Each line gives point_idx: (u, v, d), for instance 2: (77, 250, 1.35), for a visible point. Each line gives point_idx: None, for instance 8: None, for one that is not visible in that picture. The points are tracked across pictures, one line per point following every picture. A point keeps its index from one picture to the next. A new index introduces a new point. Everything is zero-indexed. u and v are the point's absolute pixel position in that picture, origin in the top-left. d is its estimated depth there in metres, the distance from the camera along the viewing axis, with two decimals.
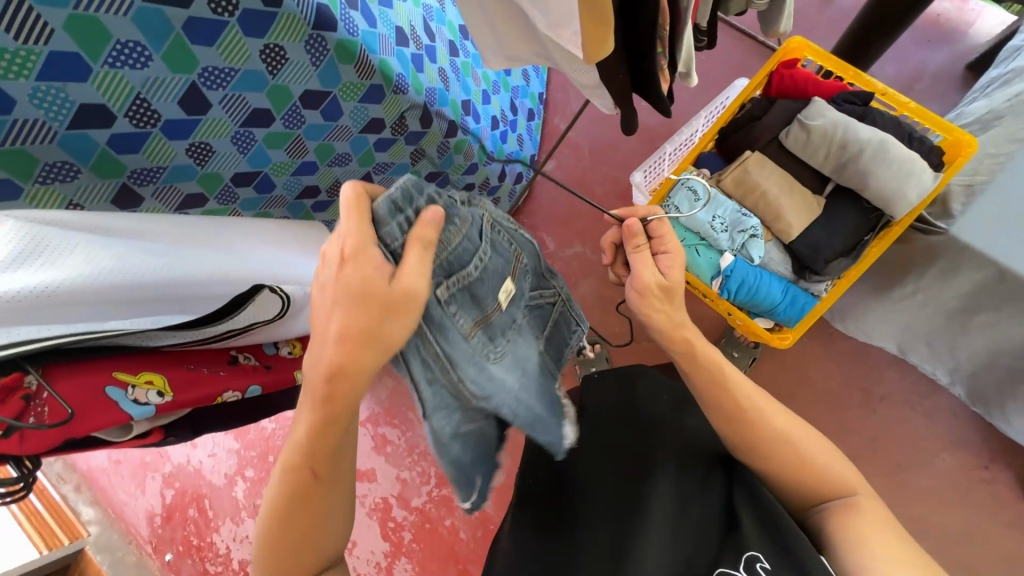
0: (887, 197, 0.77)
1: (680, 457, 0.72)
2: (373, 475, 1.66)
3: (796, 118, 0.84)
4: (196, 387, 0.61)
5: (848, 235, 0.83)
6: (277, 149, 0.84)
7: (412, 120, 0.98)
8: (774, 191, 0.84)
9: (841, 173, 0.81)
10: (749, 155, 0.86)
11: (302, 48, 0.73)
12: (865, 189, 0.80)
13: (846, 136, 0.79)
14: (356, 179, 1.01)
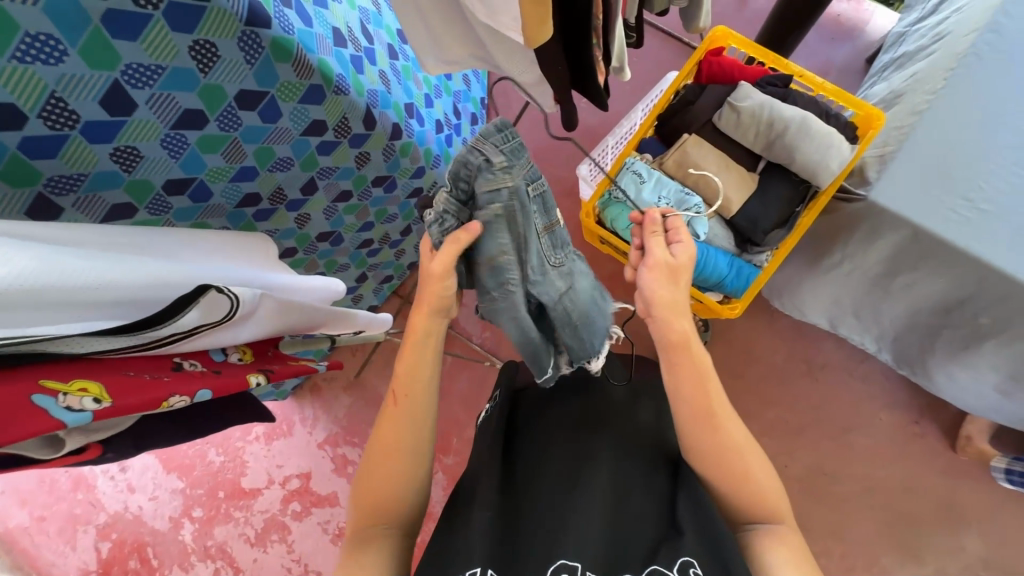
0: (811, 169, 0.84)
1: (626, 446, 0.73)
2: (335, 499, 1.62)
3: (726, 101, 0.89)
4: (137, 392, 0.53)
5: (781, 208, 0.89)
6: (212, 153, 0.80)
7: (355, 121, 0.96)
8: (712, 169, 0.88)
9: (770, 150, 0.87)
10: (687, 137, 0.91)
11: (235, 45, 0.71)
12: (792, 163, 0.86)
13: (772, 114, 0.85)
14: (299, 183, 0.98)
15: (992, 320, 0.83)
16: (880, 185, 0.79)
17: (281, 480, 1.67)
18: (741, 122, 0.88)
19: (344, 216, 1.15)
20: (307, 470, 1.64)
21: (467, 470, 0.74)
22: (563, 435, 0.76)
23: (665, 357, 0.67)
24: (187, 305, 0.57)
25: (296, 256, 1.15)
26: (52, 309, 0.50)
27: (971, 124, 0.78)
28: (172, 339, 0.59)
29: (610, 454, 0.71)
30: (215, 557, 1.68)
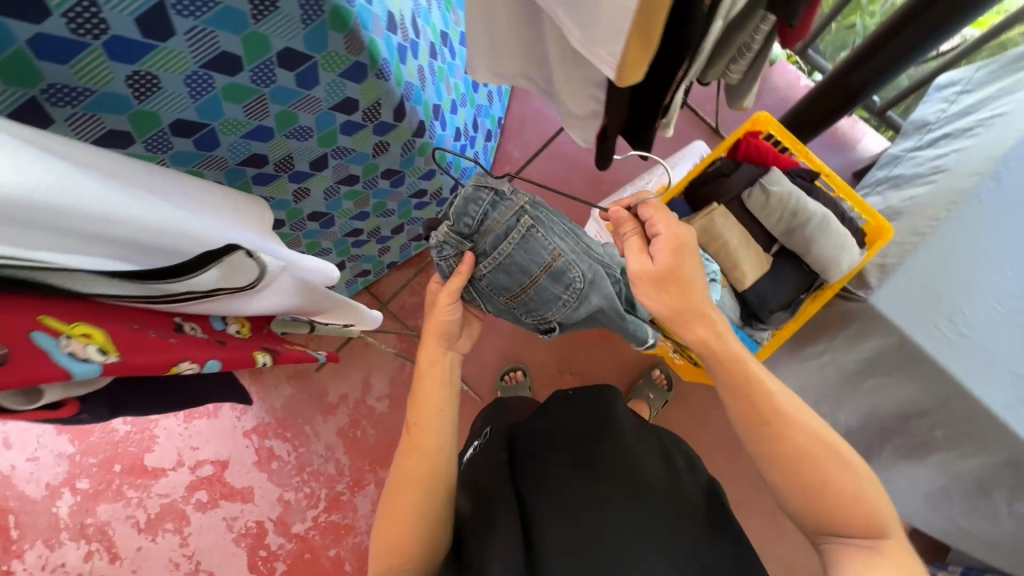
0: (824, 263, 0.88)
1: (645, 495, 0.71)
2: (249, 495, 1.49)
3: (758, 182, 0.91)
4: (149, 351, 0.48)
5: (789, 291, 0.93)
6: (234, 104, 0.74)
7: (386, 110, 0.93)
8: (734, 242, 0.91)
9: (789, 237, 0.90)
10: (716, 206, 0.92)
11: (296, 3, 0.66)
12: (806, 254, 0.90)
13: (799, 205, 0.88)
14: (310, 157, 0.93)
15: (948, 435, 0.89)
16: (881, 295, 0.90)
17: (191, 464, 1.51)
18: (768, 204, 0.90)
19: (343, 200, 1.10)
20: (225, 458, 1.50)
21: (473, 524, 0.71)
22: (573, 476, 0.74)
23: (723, 375, 0.69)
24: (211, 263, 0.54)
25: (283, 230, 1.08)
26: (60, 234, 0.44)
27: (970, 256, 0.86)
28: (186, 296, 0.56)
29: (627, 494, 0.70)
30: (91, 537, 1.50)
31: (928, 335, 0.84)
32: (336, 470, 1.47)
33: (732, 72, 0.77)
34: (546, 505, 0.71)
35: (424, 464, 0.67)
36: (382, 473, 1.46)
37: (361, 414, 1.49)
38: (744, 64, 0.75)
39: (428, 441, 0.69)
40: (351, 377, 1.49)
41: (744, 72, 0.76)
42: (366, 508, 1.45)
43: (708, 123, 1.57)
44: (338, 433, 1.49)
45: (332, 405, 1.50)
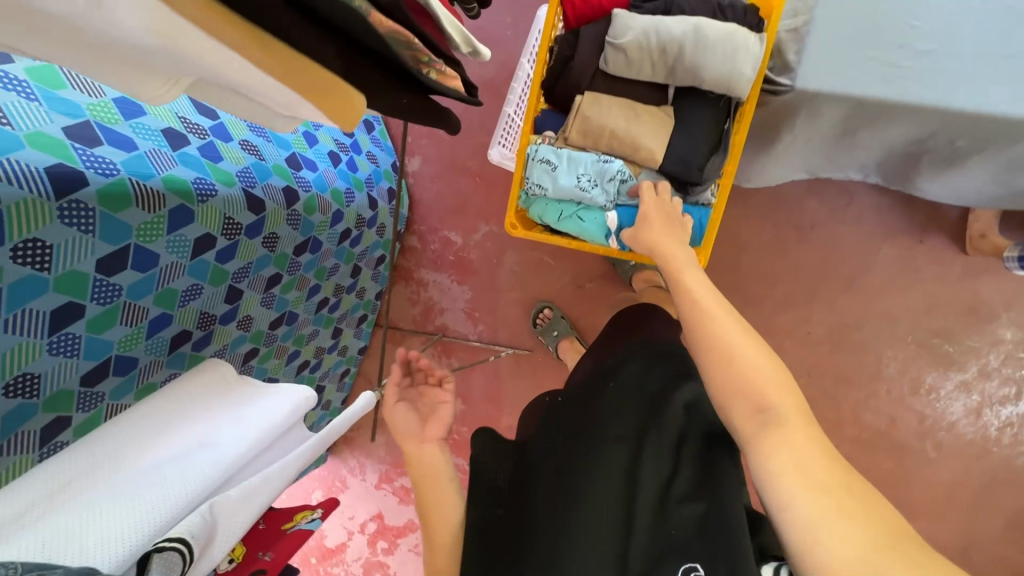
0: (724, 82, 0.78)
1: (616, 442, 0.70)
2: (414, 524, 1.68)
3: (606, 42, 0.81)
4: None
5: (709, 131, 0.84)
6: (111, 328, 0.73)
7: (242, 213, 0.87)
8: (621, 124, 0.83)
9: (673, 77, 0.81)
10: (581, 100, 0.84)
11: (61, 225, 0.62)
12: (701, 82, 0.80)
13: (661, 39, 0.77)
14: (221, 297, 0.91)
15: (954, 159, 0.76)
16: (805, 72, 0.73)
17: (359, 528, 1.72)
18: (631, 60, 0.81)
19: (286, 295, 1.08)
20: (376, 511, 1.70)
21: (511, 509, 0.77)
22: (551, 470, 0.74)
23: None
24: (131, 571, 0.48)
25: (261, 353, 1.09)
26: None
27: None
28: None
29: (592, 458, 0.70)
30: None
31: (872, 81, 0.70)
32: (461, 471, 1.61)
33: None
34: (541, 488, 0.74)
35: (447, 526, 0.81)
36: None
37: None
38: None
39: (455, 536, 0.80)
40: None
41: None
42: None
43: None
44: None
45: None
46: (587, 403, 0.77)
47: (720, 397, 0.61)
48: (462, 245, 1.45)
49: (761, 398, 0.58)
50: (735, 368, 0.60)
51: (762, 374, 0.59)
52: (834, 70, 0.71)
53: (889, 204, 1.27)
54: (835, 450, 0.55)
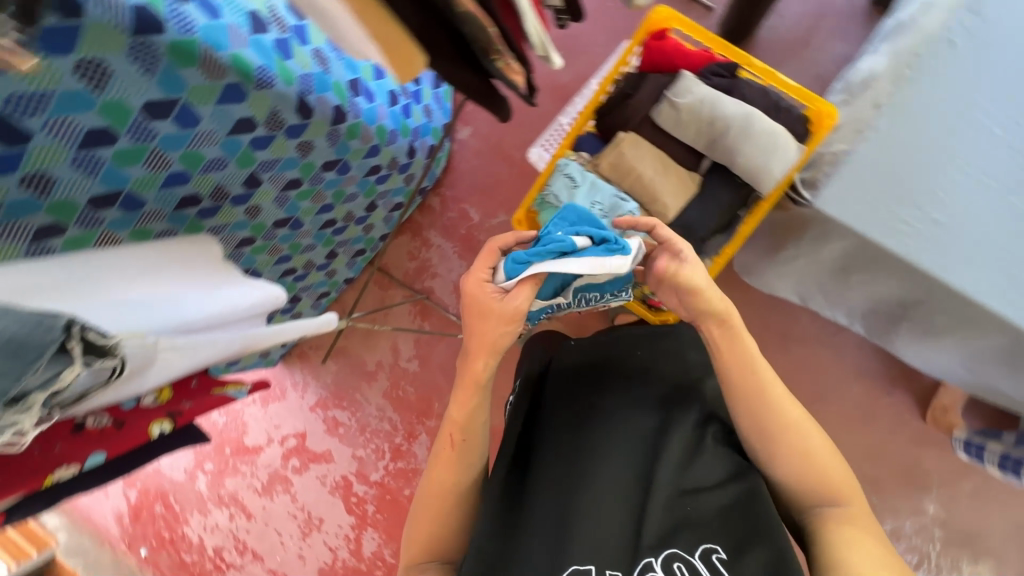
0: (754, 171, 0.84)
1: (645, 410, 0.82)
2: (330, 456, 1.73)
3: (666, 96, 0.88)
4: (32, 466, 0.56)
5: (723, 212, 0.88)
6: (134, 166, 0.78)
7: (289, 113, 0.92)
8: (649, 172, 0.87)
9: (711, 149, 0.87)
10: (624, 136, 0.90)
11: (126, 58, 0.67)
12: (733, 165, 0.86)
13: (713, 112, 0.85)
14: (240, 180, 0.96)
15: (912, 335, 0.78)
16: (826, 194, 0.74)
17: (280, 439, 1.78)
18: (681, 119, 0.87)
19: (299, 202, 1.13)
20: (301, 430, 1.75)
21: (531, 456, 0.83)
22: (570, 420, 0.84)
23: None
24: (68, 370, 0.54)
25: (255, 244, 1.14)
26: None
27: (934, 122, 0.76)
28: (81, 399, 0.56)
29: (622, 423, 0.81)
30: (229, 504, 1.86)
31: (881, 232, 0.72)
32: (391, 426, 1.65)
33: None
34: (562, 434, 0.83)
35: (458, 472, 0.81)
36: (430, 423, 1.62)
37: (398, 375, 1.63)
38: None
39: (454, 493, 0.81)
40: (381, 344, 1.63)
41: None
42: (424, 453, 1.64)
43: None
44: (384, 395, 1.65)
45: (372, 372, 1.65)
46: (615, 371, 0.87)
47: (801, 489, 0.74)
48: (477, 223, 1.49)
49: (814, 484, 0.73)
50: (808, 451, 0.73)
51: (832, 465, 0.73)
52: (852, 200, 0.73)
53: (871, 347, 1.31)
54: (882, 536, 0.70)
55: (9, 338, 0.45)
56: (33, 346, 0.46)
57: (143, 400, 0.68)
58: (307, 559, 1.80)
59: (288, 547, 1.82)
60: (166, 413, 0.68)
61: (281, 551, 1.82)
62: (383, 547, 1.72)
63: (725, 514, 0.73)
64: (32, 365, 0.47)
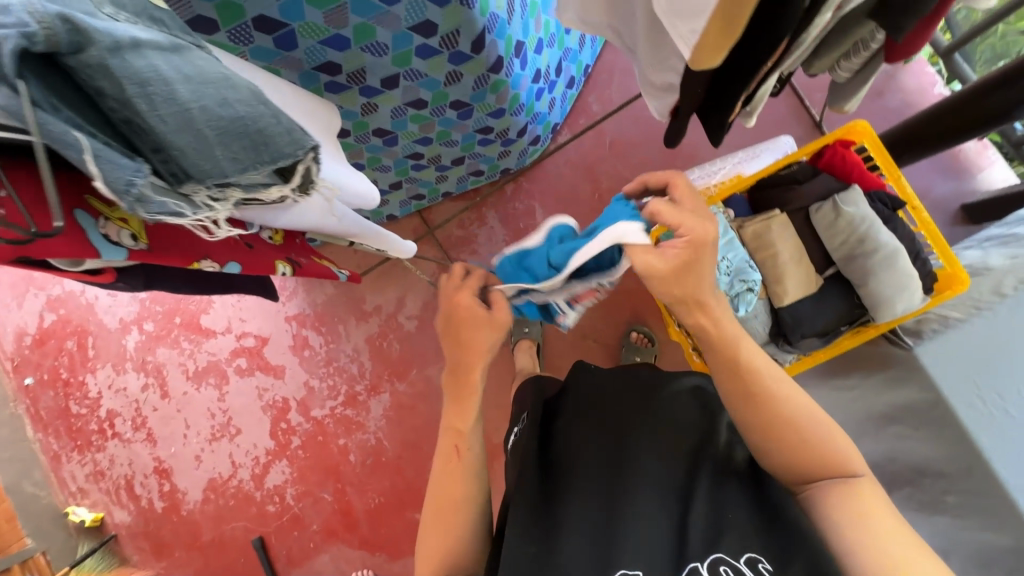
0: (877, 300, 0.71)
1: (659, 460, 0.71)
2: (281, 373, 1.64)
3: (832, 195, 0.73)
4: (173, 244, 0.52)
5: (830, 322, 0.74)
6: (316, 9, 0.75)
7: (465, 39, 0.90)
8: (786, 257, 0.74)
9: (848, 264, 0.73)
10: (777, 213, 0.75)
11: None
12: (862, 286, 0.73)
13: (871, 231, 0.71)
14: (383, 74, 0.93)
15: (919, 500, 0.83)
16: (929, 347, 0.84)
17: (237, 333, 1.67)
18: (835, 224, 0.73)
19: (409, 122, 1.10)
20: (265, 335, 1.65)
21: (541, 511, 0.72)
22: (586, 468, 0.75)
23: None
24: None
25: (347, 139, 1.10)
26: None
27: None
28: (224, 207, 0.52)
29: (638, 466, 0.71)
30: (148, 373, 1.71)
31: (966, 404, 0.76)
32: (358, 371, 1.59)
33: (841, 69, 0.69)
34: (572, 491, 0.73)
35: (461, 486, 0.75)
36: (398, 386, 1.57)
37: (391, 327, 1.58)
38: (857, 62, 0.66)
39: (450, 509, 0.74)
40: (389, 290, 1.57)
41: (854, 73, 0.68)
42: (378, 412, 1.57)
43: (811, 114, 1.37)
44: (366, 339, 1.59)
45: (367, 312, 1.59)
46: (633, 419, 0.79)
47: (791, 473, 0.64)
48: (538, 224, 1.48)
49: (796, 462, 0.63)
50: (780, 426, 0.63)
51: (813, 428, 0.62)
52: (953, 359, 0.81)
53: None
54: (895, 506, 0.58)
55: (261, 130, 0.44)
56: (273, 148, 0.45)
57: (262, 235, 0.66)
58: (203, 463, 1.67)
59: (189, 443, 1.68)
60: (287, 256, 0.68)
61: (181, 443, 1.69)
62: (288, 485, 1.61)
63: (776, 552, 0.59)
64: (261, 165, 0.45)
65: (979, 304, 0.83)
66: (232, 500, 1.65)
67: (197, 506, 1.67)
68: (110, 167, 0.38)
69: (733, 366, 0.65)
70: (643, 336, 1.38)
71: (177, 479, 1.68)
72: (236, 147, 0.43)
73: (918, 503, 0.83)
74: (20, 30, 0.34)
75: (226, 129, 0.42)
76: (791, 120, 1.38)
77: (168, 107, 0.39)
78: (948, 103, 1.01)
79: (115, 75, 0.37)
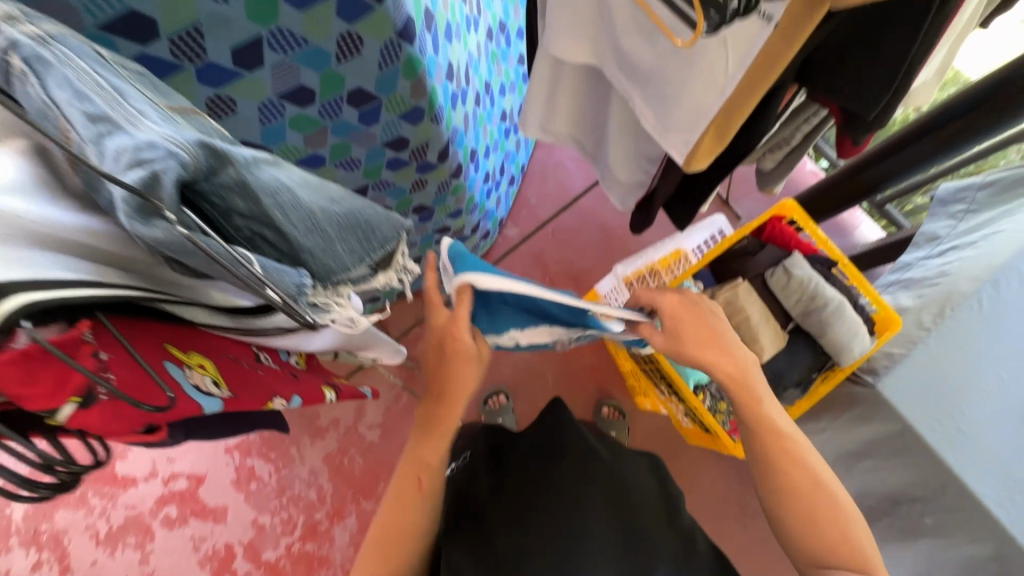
0: (836, 347, 0.82)
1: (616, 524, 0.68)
2: (222, 515, 1.42)
3: (781, 262, 0.85)
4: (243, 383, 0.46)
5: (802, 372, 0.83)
6: (298, 132, 0.76)
7: (432, 151, 0.96)
8: (756, 317, 0.83)
9: (805, 318, 0.84)
10: (740, 280, 0.85)
11: (378, 52, 0.70)
12: (821, 336, 0.83)
13: (818, 288, 0.82)
14: (352, 187, 0.94)
15: (900, 526, 0.94)
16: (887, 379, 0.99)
17: (165, 477, 1.44)
18: (788, 285, 0.85)
19: None
20: (201, 473, 1.45)
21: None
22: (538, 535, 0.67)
23: None
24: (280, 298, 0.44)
25: None
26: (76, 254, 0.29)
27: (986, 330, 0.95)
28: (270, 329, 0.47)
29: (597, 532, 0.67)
30: (42, 546, 1.40)
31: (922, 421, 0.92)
32: (317, 497, 1.43)
33: (766, 159, 0.84)
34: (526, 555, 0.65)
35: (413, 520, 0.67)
36: (365, 505, 1.42)
37: (351, 440, 1.46)
38: (780, 154, 0.81)
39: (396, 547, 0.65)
40: (345, 400, 1.47)
41: (777, 162, 0.83)
42: (344, 541, 1.40)
43: (719, 193, 1.59)
44: (324, 458, 1.45)
45: (323, 428, 1.47)
46: (589, 479, 0.76)
47: (799, 551, 0.64)
48: None
49: (803, 544, 0.63)
50: (820, 523, 0.62)
51: (832, 535, 0.61)
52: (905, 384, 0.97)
53: None
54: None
55: (367, 220, 0.42)
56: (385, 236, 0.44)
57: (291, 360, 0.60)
58: None
59: None
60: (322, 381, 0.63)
61: None
62: None
63: None
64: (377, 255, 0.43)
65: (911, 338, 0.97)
66: None
67: None
68: (274, 284, 0.36)
69: (771, 433, 0.67)
70: (614, 410, 1.41)
71: None
72: (358, 241, 0.41)
73: (899, 530, 0.95)
74: (176, 157, 0.30)
75: (345, 224, 0.41)
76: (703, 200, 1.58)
77: (309, 218, 0.37)
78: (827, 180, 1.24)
79: (252, 192, 0.34)
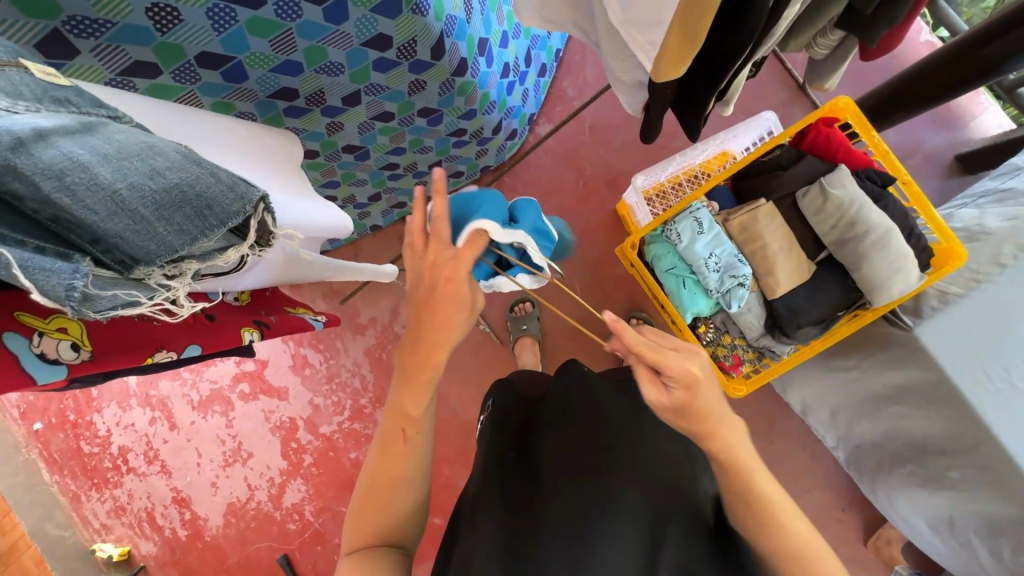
0: (870, 285, 0.70)
1: (646, 491, 0.62)
2: (285, 394, 1.63)
3: (818, 179, 0.73)
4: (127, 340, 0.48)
5: (825, 309, 0.75)
6: (260, 37, 0.71)
7: (423, 47, 0.86)
8: (775, 245, 0.75)
9: (838, 248, 0.72)
10: (762, 202, 0.76)
11: None
12: (854, 271, 0.72)
13: (858, 215, 0.70)
14: (342, 92, 0.89)
15: (924, 474, 0.86)
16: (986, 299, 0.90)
17: (237, 359, 1.66)
18: (823, 209, 0.73)
19: (378, 136, 1.06)
20: (264, 357, 1.64)
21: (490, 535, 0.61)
22: (572, 480, 0.64)
23: None
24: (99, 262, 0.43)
25: (316, 160, 1.06)
26: None
27: None
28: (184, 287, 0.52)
29: (630, 498, 0.61)
30: (153, 407, 1.71)
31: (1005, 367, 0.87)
32: (361, 385, 1.58)
33: (817, 47, 0.66)
34: (552, 497, 0.63)
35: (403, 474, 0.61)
36: None
37: (388, 338, 1.57)
38: (833, 38, 0.63)
39: (392, 489, 0.61)
40: (382, 302, 1.56)
41: (832, 50, 0.65)
42: None
43: (794, 77, 1.30)
44: (365, 352, 1.58)
45: (363, 325, 1.58)
46: (639, 439, 0.68)
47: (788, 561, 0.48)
48: None
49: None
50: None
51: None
52: None
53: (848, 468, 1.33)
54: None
55: (202, 194, 0.38)
56: (221, 210, 0.38)
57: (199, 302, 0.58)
58: (220, 489, 1.67)
59: (203, 470, 1.68)
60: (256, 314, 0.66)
61: (195, 471, 1.69)
62: (306, 502, 1.62)
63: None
64: (214, 231, 0.38)
65: (979, 276, 0.79)
66: (253, 522, 1.65)
67: (219, 531, 1.67)
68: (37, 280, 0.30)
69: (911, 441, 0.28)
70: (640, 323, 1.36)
71: (196, 507, 1.68)
72: (179, 217, 0.37)
73: (920, 478, 0.87)
74: None
75: (162, 201, 0.36)
76: (775, 85, 1.32)
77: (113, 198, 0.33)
78: (954, 48, 0.95)
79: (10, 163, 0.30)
